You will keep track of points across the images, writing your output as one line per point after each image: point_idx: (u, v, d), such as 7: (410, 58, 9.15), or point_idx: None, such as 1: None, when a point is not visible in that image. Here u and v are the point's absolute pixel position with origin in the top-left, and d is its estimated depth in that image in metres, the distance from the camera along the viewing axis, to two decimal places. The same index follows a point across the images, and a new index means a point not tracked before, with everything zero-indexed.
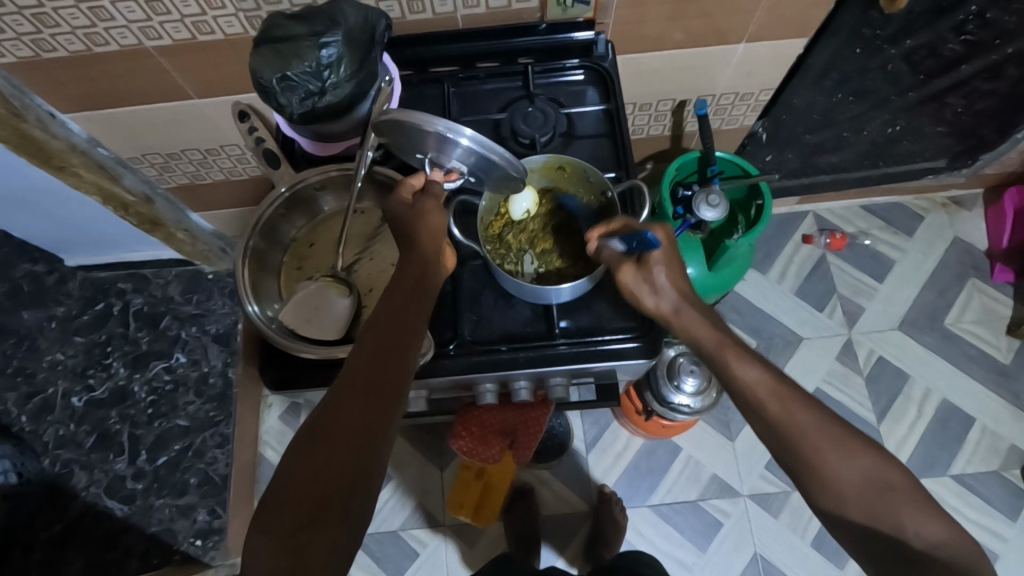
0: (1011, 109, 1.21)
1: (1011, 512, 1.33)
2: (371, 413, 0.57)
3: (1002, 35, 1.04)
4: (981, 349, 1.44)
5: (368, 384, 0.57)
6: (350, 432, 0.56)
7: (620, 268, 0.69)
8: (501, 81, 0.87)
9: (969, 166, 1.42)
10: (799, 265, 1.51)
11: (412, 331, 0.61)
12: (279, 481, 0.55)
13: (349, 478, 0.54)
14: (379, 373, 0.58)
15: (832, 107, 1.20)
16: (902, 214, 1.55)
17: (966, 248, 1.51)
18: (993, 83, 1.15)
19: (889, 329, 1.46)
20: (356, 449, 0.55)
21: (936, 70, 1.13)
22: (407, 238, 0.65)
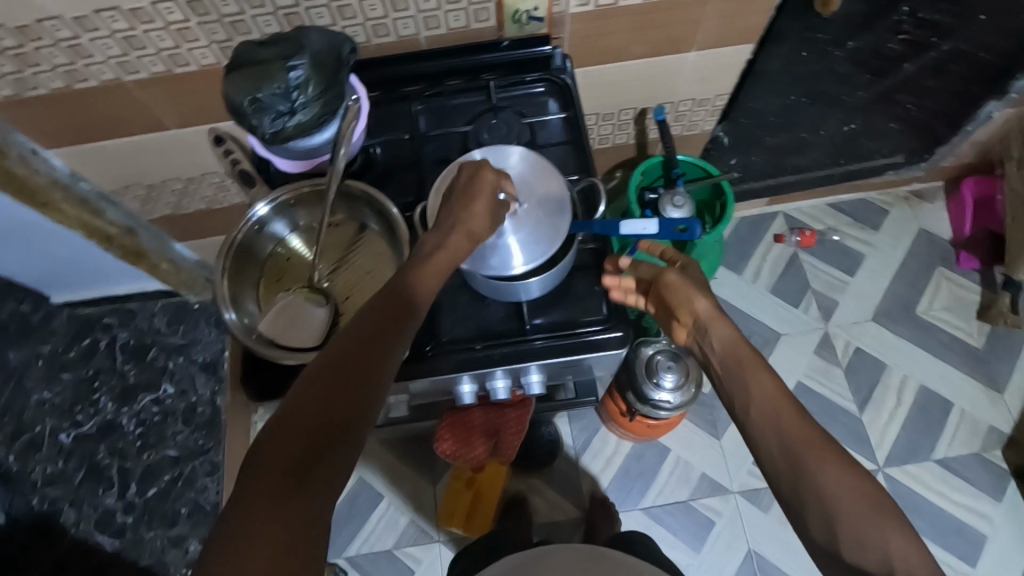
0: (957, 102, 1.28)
1: (996, 493, 1.35)
2: (362, 384, 0.58)
3: (938, 34, 1.11)
4: (953, 335, 1.48)
5: (364, 355, 0.59)
6: (341, 398, 0.57)
7: (667, 271, 0.77)
8: (466, 97, 0.91)
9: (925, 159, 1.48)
10: (772, 263, 1.55)
11: (412, 316, 0.64)
12: (264, 438, 0.54)
13: (334, 442, 0.55)
14: (375, 347, 0.60)
15: (787, 109, 1.26)
16: (868, 209, 1.60)
17: (931, 239, 1.57)
18: (936, 79, 1.21)
19: (864, 321, 1.50)
20: (344, 416, 0.56)
21: (881, 70, 1.19)
22: (442, 236, 0.69)
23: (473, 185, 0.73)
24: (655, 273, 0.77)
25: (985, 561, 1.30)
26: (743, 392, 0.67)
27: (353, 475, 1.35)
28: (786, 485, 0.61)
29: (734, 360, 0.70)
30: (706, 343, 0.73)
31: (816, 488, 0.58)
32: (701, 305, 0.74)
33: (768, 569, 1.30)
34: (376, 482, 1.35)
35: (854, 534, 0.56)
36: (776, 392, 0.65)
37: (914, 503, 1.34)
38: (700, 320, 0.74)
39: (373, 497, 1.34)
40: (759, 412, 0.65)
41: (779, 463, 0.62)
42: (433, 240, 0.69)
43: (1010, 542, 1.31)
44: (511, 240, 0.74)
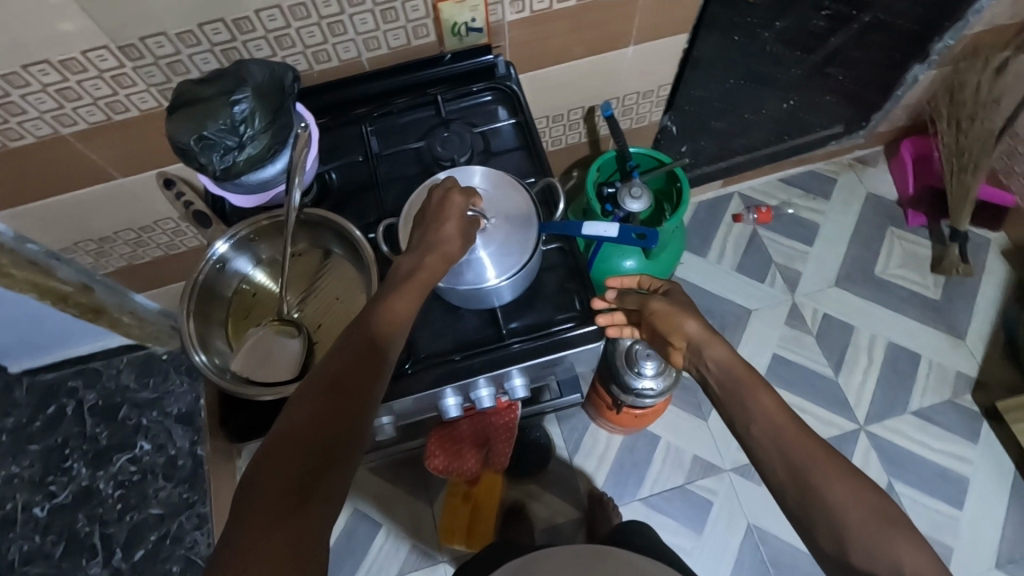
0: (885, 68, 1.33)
1: (971, 435, 1.40)
2: (356, 402, 0.57)
3: None
4: (911, 290, 1.54)
5: (356, 374, 0.59)
6: (336, 417, 0.56)
7: (652, 300, 0.74)
8: (416, 113, 0.91)
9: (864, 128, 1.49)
10: (734, 242, 1.60)
11: (399, 335, 0.63)
12: (259, 460, 0.53)
13: (330, 462, 0.54)
14: (367, 365, 0.59)
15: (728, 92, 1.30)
16: (817, 180, 1.66)
17: (878, 202, 1.63)
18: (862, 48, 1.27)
19: (828, 287, 1.55)
20: (339, 435, 0.55)
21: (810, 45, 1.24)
22: (418, 257, 0.69)
23: (445, 210, 0.72)
24: (638, 302, 0.75)
25: (973, 503, 1.35)
26: (743, 408, 0.64)
27: (348, 507, 1.33)
28: (792, 497, 0.60)
29: (728, 376, 0.67)
30: (703, 365, 0.70)
31: (825, 500, 0.57)
32: (692, 330, 0.71)
33: (770, 541, 1.32)
34: (372, 511, 1.32)
35: (864, 545, 0.55)
36: (776, 407, 0.63)
37: (896, 455, 1.39)
38: (692, 342, 0.70)
39: (370, 527, 1.31)
40: (760, 426, 0.63)
41: (784, 478, 0.60)
42: (411, 259, 0.69)
43: (991, 480, 1.37)
44: (481, 252, 0.74)
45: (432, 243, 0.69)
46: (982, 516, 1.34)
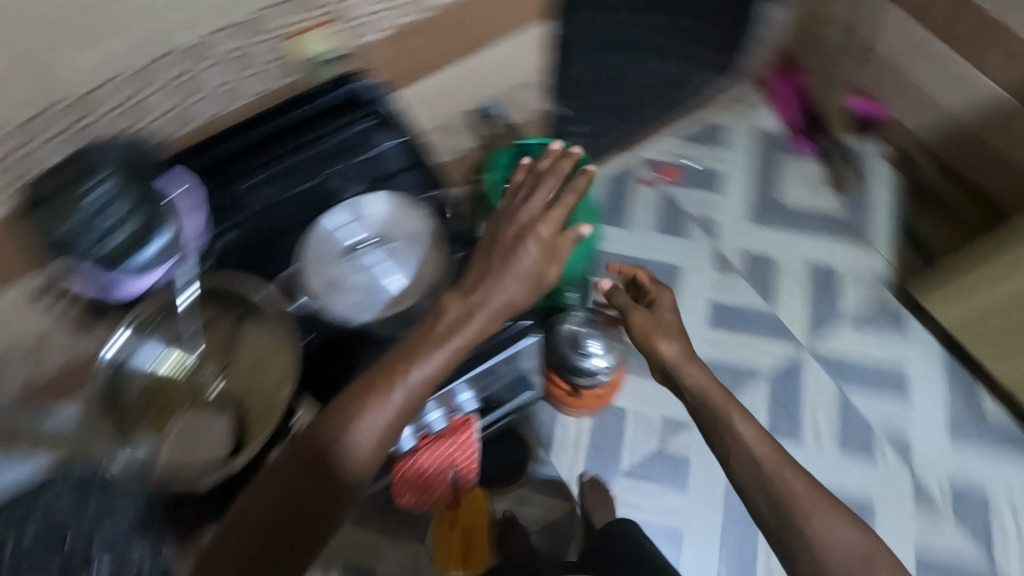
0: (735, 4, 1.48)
1: (902, 329, 1.49)
2: (305, 520, 0.63)
3: None
4: (816, 210, 1.63)
5: (307, 493, 0.63)
6: (283, 531, 0.62)
7: (635, 308, 0.95)
8: (293, 158, 0.86)
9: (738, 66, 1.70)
10: (648, 206, 1.65)
11: (369, 456, 0.66)
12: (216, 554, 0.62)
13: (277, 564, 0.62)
14: (319, 484, 0.64)
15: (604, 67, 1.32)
16: (709, 129, 1.73)
17: (768, 136, 1.72)
18: None
19: (744, 227, 1.62)
20: (287, 546, 0.62)
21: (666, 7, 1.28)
22: (466, 312, 0.74)
23: (512, 250, 0.78)
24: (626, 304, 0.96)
25: (919, 392, 1.42)
26: (727, 434, 0.78)
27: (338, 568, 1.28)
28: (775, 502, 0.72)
29: (708, 403, 0.82)
30: (682, 388, 0.86)
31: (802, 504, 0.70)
32: (668, 353, 0.88)
33: None
34: (364, 564, 1.28)
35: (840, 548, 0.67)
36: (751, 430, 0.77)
37: (840, 365, 1.46)
38: (670, 362, 0.88)
39: None
40: (742, 456, 0.76)
41: (766, 498, 0.73)
42: (402, 353, 0.71)
43: (930, 367, 1.44)
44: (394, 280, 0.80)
45: (487, 286, 0.76)
46: (929, 403, 1.41)
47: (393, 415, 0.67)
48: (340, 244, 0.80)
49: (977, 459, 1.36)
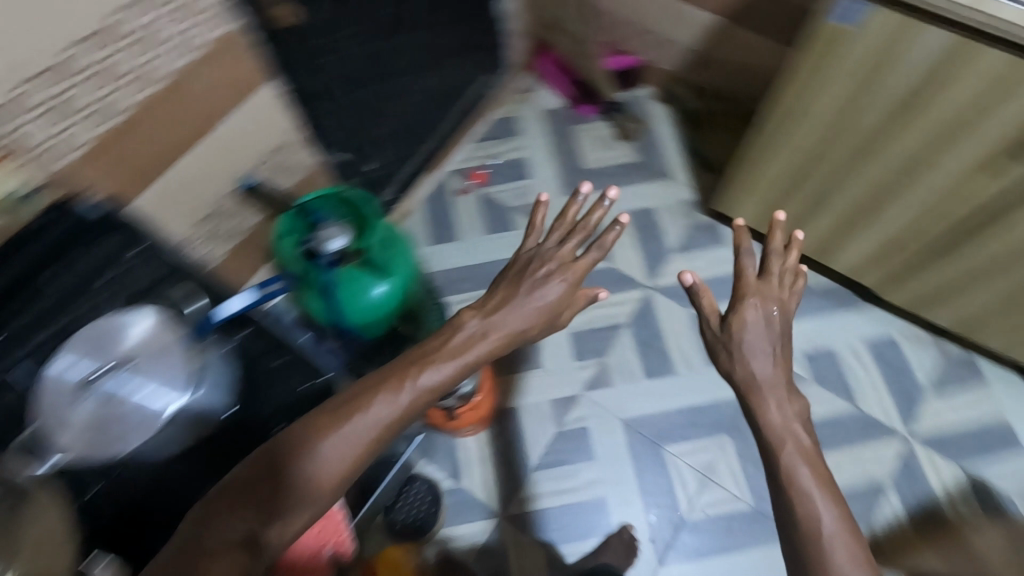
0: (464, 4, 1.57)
1: (721, 240, 1.63)
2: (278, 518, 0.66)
3: None
4: (616, 164, 1.74)
5: (288, 490, 0.67)
6: (258, 525, 0.65)
7: (711, 318, 0.91)
8: (25, 312, 0.78)
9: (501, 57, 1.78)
10: (470, 213, 1.69)
11: (348, 467, 0.70)
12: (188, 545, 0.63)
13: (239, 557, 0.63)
14: (301, 483, 0.68)
15: None
16: (500, 125, 1.82)
17: (554, 113, 1.83)
18: None
19: (561, 200, 1.72)
20: (251, 543, 0.64)
21: None
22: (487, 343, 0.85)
23: (542, 283, 0.92)
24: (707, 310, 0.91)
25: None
26: (768, 452, 0.75)
27: None
28: (787, 507, 0.70)
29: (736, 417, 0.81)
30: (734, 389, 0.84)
31: (817, 515, 0.68)
32: (759, 374, 0.83)
33: (643, 423, 1.42)
34: None
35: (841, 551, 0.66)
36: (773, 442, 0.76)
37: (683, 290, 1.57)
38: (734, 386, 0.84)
39: None
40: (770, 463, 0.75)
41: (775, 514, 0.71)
42: (401, 372, 0.78)
43: None
44: (144, 397, 0.74)
45: (506, 315, 0.88)
46: None
47: (381, 427, 0.73)
48: (70, 388, 0.73)
49: (815, 326, 1.51)
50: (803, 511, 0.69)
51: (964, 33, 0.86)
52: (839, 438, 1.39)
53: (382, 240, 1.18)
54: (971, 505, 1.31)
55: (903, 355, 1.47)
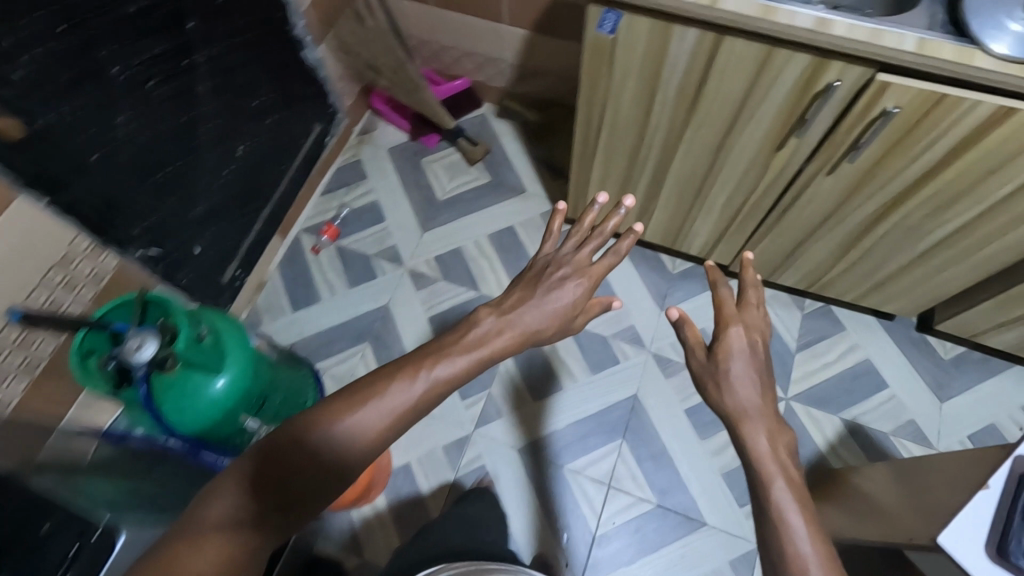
0: (292, 66, 1.46)
1: None
2: (316, 490, 0.61)
3: (177, 57, 1.11)
4: (471, 189, 1.72)
5: (327, 465, 0.62)
6: (298, 494, 0.60)
7: (698, 347, 0.84)
8: None
9: (335, 106, 1.69)
10: (330, 269, 1.62)
11: (381, 445, 0.65)
12: (220, 515, 0.56)
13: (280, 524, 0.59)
14: (341, 462, 0.62)
15: (170, 190, 1.19)
16: (348, 171, 1.76)
17: (400, 149, 1.79)
18: (224, 78, 1.25)
19: (423, 236, 1.66)
20: (271, 511, 0.58)
21: (187, 107, 1.17)
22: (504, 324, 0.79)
23: (558, 285, 0.85)
24: (692, 341, 0.86)
25: (619, 286, 1.56)
26: (759, 487, 0.70)
27: None
28: (773, 548, 0.65)
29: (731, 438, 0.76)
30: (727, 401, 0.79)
31: (805, 556, 0.63)
32: (748, 403, 0.77)
33: (539, 447, 1.40)
34: None
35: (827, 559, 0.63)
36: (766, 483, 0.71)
37: None
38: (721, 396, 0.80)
39: None
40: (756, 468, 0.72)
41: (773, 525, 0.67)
42: (415, 361, 0.71)
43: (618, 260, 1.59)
44: None
45: (524, 315, 0.81)
46: (632, 290, 1.55)
47: (401, 414, 0.66)
48: None
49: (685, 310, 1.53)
50: (784, 546, 0.64)
51: (710, 31, 0.88)
52: None
53: (211, 334, 1.07)
54: (855, 453, 1.37)
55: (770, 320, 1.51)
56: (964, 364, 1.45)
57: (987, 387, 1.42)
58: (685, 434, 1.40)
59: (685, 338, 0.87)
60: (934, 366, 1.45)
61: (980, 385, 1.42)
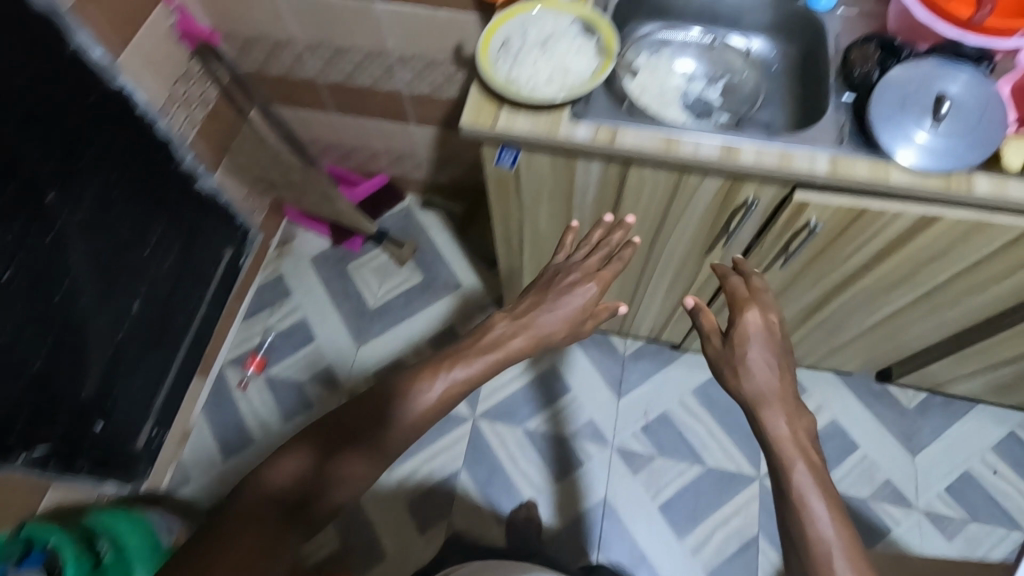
0: (183, 199, 1.34)
1: None
2: (356, 461, 0.64)
3: (37, 236, 0.99)
4: (404, 291, 1.62)
5: (372, 434, 0.66)
6: (340, 463, 0.64)
7: (712, 339, 0.73)
8: None
9: (245, 226, 1.56)
10: (261, 405, 1.49)
11: (421, 421, 0.69)
12: (274, 471, 0.62)
13: (315, 498, 0.62)
14: (384, 435, 0.66)
15: (54, 378, 1.07)
16: (270, 290, 1.64)
17: (323, 256, 1.67)
18: (104, 236, 1.14)
19: (358, 351, 1.55)
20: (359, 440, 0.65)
21: (59, 283, 1.05)
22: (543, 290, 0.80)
23: (569, 290, 0.78)
24: (707, 331, 0.74)
25: (573, 379, 1.47)
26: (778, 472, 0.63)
27: None
28: (797, 540, 0.60)
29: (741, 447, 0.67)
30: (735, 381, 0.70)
31: (828, 540, 0.58)
32: (766, 387, 0.68)
33: None
34: None
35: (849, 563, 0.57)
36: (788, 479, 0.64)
37: (507, 406, 1.46)
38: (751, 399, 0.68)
39: None
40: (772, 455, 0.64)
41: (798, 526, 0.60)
42: (433, 363, 0.72)
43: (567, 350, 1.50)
44: None
45: (538, 319, 0.76)
46: (587, 382, 1.47)
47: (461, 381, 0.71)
48: None
49: (645, 396, 1.45)
50: (808, 535, 0.59)
51: (614, 162, 0.81)
52: (701, 507, 1.34)
53: (111, 550, 1.05)
54: None
55: None
56: (928, 410, 1.41)
57: (955, 432, 1.38)
58: (662, 533, 1.32)
59: (698, 327, 0.75)
60: (899, 417, 1.40)
61: (947, 432, 1.38)
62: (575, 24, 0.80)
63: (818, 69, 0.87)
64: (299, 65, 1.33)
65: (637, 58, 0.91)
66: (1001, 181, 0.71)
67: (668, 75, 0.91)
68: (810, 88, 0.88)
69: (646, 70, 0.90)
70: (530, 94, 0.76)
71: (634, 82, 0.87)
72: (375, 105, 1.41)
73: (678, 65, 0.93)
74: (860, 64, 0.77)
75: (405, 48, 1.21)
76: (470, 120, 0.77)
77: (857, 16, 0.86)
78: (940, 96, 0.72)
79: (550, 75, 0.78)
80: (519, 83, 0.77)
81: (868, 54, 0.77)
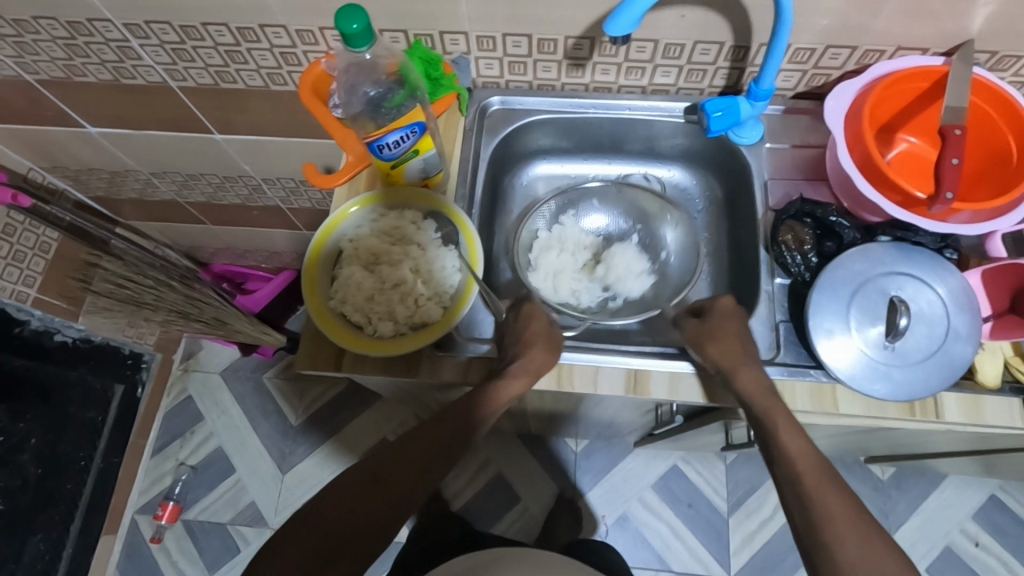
0: (37, 365, 1.11)
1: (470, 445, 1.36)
2: (399, 494, 0.53)
3: None
4: (329, 400, 1.45)
5: (419, 459, 0.54)
6: (384, 497, 0.53)
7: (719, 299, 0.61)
8: None
9: (140, 353, 1.33)
10: (184, 555, 1.34)
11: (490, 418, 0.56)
12: (308, 515, 0.51)
13: (352, 547, 0.51)
14: (432, 453, 0.55)
15: None
16: (179, 416, 1.45)
17: (234, 369, 1.49)
18: None
19: (285, 478, 1.39)
20: (436, 455, 0.55)
21: None
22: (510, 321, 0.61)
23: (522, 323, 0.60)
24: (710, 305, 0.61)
25: (521, 486, 1.30)
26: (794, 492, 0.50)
27: None
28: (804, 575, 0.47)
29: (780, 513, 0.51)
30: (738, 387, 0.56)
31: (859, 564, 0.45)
32: None
33: None
34: None
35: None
36: (809, 449, 0.51)
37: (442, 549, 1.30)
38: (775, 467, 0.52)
39: None
40: None
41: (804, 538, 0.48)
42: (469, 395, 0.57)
43: (510, 456, 1.32)
44: None
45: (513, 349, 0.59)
46: (533, 487, 1.30)
47: (515, 379, 0.56)
48: None
49: (603, 496, 1.29)
50: None
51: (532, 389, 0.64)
52: None
53: None
54: None
55: (694, 483, 1.29)
56: (904, 481, 1.28)
57: (935, 503, 1.26)
58: None
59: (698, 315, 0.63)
60: (873, 492, 1.28)
61: (924, 504, 1.26)
62: (427, 220, 0.63)
63: (745, 221, 0.71)
64: (150, 188, 1.12)
65: (536, 232, 0.74)
66: (975, 401, 0.56)
67: (577, 245, 0.75)
68: (740, 236, 0.71)
69: (552, 246, 0.74)
70: (374, 332, 0.59)
71: (543, 271, 0.72)
72: (255, 217, 1.20)
73: (586, 223, 0.77)
74: (793, 246, 0.62)
75: (264, 171, 0.99)
76: (307, 364, 0.61)
77: (788, 151, 0.68)
78: (895, 303, 0.56)
79: (396, 302, 0.60)
80: (357, 318, 0.59)
81: (802, 236, 0.62)
